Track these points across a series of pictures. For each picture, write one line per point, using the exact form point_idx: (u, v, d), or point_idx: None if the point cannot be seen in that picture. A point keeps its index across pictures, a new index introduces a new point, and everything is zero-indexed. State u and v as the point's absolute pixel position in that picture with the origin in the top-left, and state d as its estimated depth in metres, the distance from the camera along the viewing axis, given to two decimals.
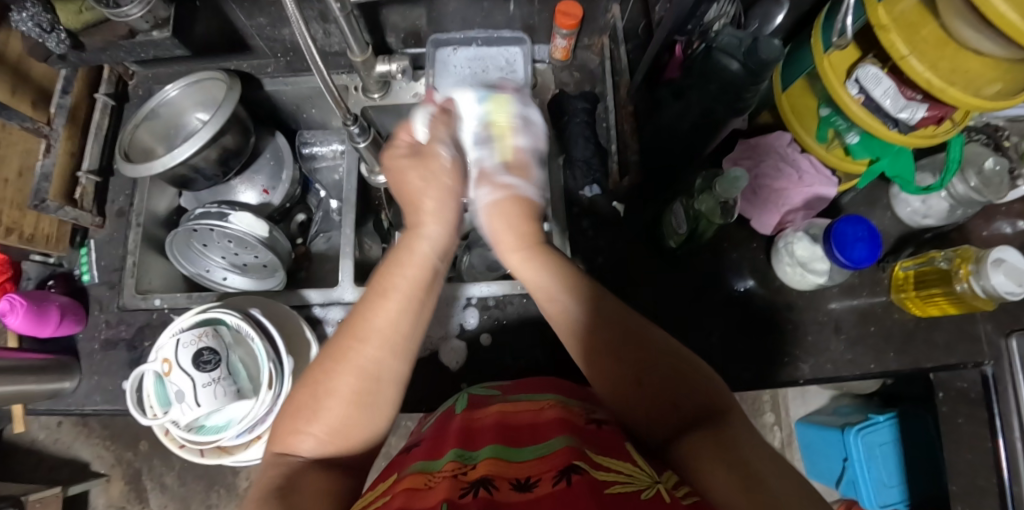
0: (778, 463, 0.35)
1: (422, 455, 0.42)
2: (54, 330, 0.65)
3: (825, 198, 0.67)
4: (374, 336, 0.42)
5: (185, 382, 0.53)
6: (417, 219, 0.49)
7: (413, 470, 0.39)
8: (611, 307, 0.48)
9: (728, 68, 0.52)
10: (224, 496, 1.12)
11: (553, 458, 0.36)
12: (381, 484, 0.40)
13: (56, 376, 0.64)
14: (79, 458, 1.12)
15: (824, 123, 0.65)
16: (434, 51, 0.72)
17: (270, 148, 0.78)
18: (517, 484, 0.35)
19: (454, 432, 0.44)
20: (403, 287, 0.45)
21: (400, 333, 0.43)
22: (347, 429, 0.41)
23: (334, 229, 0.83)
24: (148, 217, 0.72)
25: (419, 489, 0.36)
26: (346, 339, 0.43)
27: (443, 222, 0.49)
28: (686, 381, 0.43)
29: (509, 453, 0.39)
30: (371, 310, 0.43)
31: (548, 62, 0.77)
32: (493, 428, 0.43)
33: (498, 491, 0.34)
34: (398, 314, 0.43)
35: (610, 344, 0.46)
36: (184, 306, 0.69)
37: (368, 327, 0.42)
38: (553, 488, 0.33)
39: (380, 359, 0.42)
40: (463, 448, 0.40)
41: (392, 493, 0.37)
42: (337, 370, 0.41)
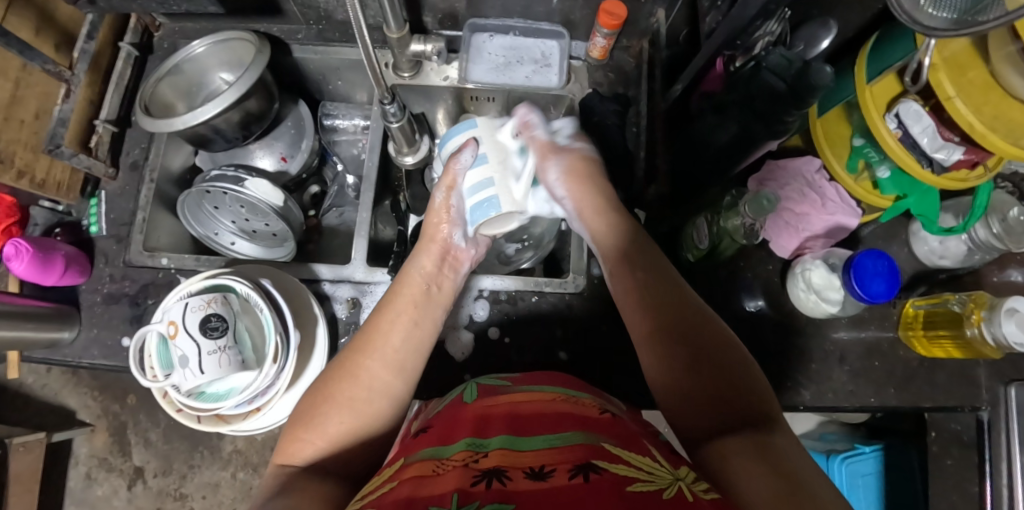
0: (832, 493, 0.33)
1: (432, 439, 0.41)
2: (58, 280, 0.64)
3: (847, 228, 0.67)
4: (375, 350, 0.47)
5: (190, 347, 0.52)
6: (417, 250, 0.55)
7: (421, 456, 0.39)
8: (668, 282, 0.49)
9: (775, 88, 0.50)
10: (207, 459, 1.12)
11: (569, 452, 0.36)
12: (388, 469, 0.39)
13: (56, 325, 0.64)
14: (66, 405, 1.12)
15: (856, 153, 0.65)
16: (471, 35, 0.71)
17: (292, 116, 0.76)
18: (530, 473, 0.35)
19: (469, 418, 0.43)
20: (404, 311, 0.50)
21: (394, 349, 0.47)
22: (343, 437, 0.43)
23: (349, 205, 0.82)
24: (162, 173, 0.70)
25: (425, 476, 0.36)
26: (347, 354, 0.47)
27: (433, 253, 0.54)
28: (741, 383, 0.42)
29: (521, 441, 0.38)
30: (373, 326, 0.49)
31: (584, 59, 0.74)
32: (505, 414, 0.43)
33: (511, 482, 0.34)
34: (393, 332, 0.48)
35: (673, 318, 0.46)
36: (192, 268, 0.67)
37: (369, 344, 0.47)
38: (569, 481, 0.33)
39: (377, 373, 0.46)
40: (475, 437, 0.40)
41: (399, 480, 0.36)
42: (337, 381, 0.45)
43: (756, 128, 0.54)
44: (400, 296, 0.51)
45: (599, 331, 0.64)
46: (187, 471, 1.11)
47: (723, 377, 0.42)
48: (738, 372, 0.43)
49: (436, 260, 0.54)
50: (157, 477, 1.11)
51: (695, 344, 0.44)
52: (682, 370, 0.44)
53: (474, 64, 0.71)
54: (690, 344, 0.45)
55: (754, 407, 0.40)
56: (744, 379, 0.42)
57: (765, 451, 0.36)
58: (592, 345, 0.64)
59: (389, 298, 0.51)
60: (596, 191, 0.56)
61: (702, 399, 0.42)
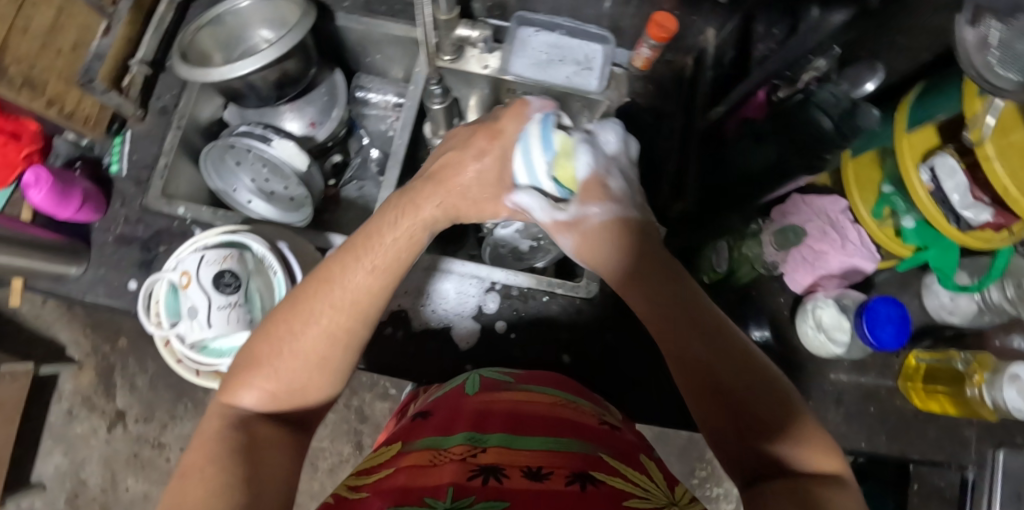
0: None
1: (432, 429, 0.40)
2: (72, 214, 0.64)
3: (862, 271, 0.68)
4: (332, 296, 0.40)
5: (201, 299, 0.51)
6: (415, 196, 0.46)
7: (419, 445, 0.38)
8: (669, 281, 0.42)
9: (820, 125, 0.49)
10: (190, 411, 1.11)
11: (568, 458, 0.36)
12: (384, 452, 0.38)
13: (65, 259, 0.64)
14: (57, 340, 1.12)
15: (883, 199, 0.64)
16: (517, 28, 0.70)
17: (327, 83, 0.75)
18: (528, 472, 0.34)
19: (471, 409, 0.41)
20: (381, 257, 0.42)
21: (365, 301, 0.41)
22: (288, 389, 0.40)
23: (369, 180, 0.81)
24: (189, 122, 0.70)
25: (422, 466, 0.35)
26: (309, 289, 0.41)
27: (439, 206, 0.46)
28: (762, 404, 0.36)
29: (522, 441, 0.37)
30: (340, 269, 0.41)
31: (625, 68, 0.71)
32: (507, 411, 0.41)
33: (508, 480, 0.33)
34: (363, 278, 0.41)
35: (672, 327, 0.41)
36: (208, 221, 0.67)
37: (331, 288, 0.41)
38: (566, 487, 0.32)
39: (339, 324, 0.40)
40: (474, 431, 0.38)
41: (396, 467, 0.35)
42: (289, 322, 0.40)
43: (791, 160, 0.53)
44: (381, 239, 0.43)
45: (604, 339, 0.64)
46: (169, 421, 1.11)
47: (749, 412, 0.36)
48: (773, 399, 0.37)
49: (440, 211, 0.46)
50: (138, 422, 1.11)
51: (704, 363, 0.39)
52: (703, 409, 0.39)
53: (517, 58, 0.70)
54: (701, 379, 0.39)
55: (782, 441, 0.35)
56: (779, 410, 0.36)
57: (800, 495, 0.31)
58: (596, 353, 0.64)
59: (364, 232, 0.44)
60: (614, 252, 0.46)
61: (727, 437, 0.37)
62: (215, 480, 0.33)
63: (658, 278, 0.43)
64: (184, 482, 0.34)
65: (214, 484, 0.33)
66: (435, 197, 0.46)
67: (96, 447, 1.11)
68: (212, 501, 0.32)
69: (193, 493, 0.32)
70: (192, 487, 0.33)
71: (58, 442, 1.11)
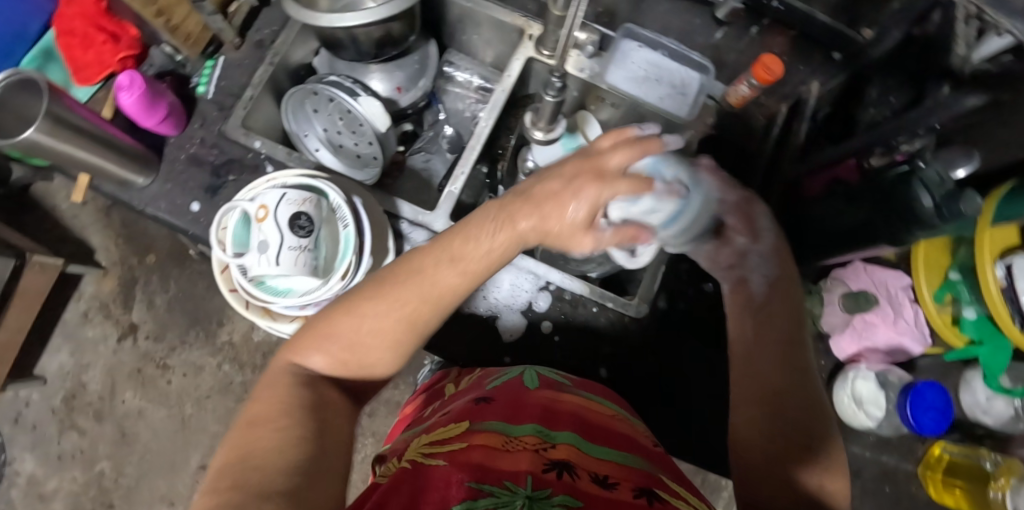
0: None
1: (499, 413, 0.41)
2: (154, 125, 0.64)
3: (908, 352, 0.68)
4: (415, 284, 0.41)
5: (274, 236, 0.51)
6: (521, 208, 0.43)
7: (489, 426, 0.38)
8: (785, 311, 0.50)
9: (919, 203, 0.47)
10: (200, 340, 1.12)
11: (631, 472, 0.36)
12: (454, 427, 0.39)
13: (136, 168, 0.64)
14: (88, 243, 1.13)
15: (948, 285, 0.65)
16: (621, 39, 0.70)
17: (421, 52, 0.75)
18: (595, 478, 0.34)
19: (537, 405, 0.42)
20: (466, 257, 0.42)
21: (439, 296, 0.42)
22: (346, 357, 0.42)
23: (437, 155, 0.81)
24: (282, 60, 0.70)
25: (496, 449, 0.35)
26: (394, 272, 0.42)
27: (538, 212, 0.43)
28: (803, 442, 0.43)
29: (589, 446, 0.38)
30: (423, 261, 0.42)
31: (717, 102, 0.70)
32: (572, 414, 0.42)
33: (579, 479, 0.33)
34: (448, 274, 0.42)
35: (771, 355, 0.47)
36: (280, 160, 0.67)
37: (415, 276, 0.41)
38: (633, 499, 0.32)
39: (410, 311, 0.41)
40: (544, 426, 0.39)
41: (469, 443, 0.36)
42: (369, 297, 0.41)
43: (882, 223, 0.52)
44: (470, 236, 0.42)
45: (645, 362, 0.63)
46: (177, 345, 1.12)
47: (793, 442, 0.42)
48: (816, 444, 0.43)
49: (541, 212, 0.43)
50: (149, 339, 1.12)
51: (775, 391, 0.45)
52: (757, 432, 0.44)
53: (614, 69, 0.69)
54: (776, 409, 0.44)
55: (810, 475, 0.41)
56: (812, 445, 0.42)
57: None
58: (635, 375, 0.63)
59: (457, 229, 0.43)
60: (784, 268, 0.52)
61: (764, 462, 0.43)
62: (288, 433, 0.35)
63: (782, 309, 0.50)
64: (254, 430, 0.35)
65: (287, 437, 0.34)
66: (533, 215, 0.43)
67: (103, 354, 1.12)
68: (283, 452, 0.33)
69: (265, 443, 0.34)
70: (266, 436, 0.34)
71: (67, 341, 1.12)
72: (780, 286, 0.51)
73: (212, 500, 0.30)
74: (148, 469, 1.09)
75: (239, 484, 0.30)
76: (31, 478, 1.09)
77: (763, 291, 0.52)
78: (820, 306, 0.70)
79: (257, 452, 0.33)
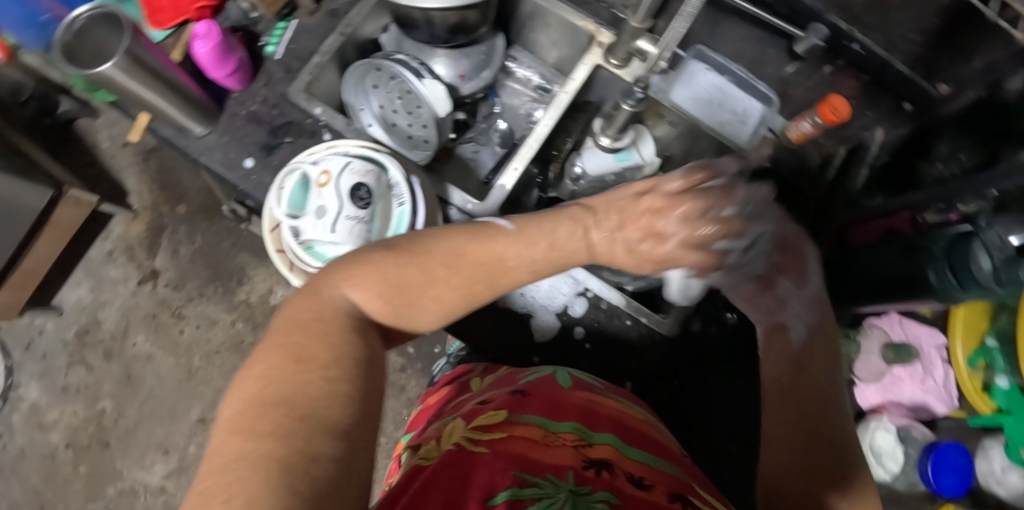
0: None
1: (537, 408, 0.41)
2: (222, 77, 0.65)
3: (931, 410, 0.68)
4: (487, 251, 0.40)
5: (333, 203, 0.52)
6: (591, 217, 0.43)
7: (529, 419, 0.39)
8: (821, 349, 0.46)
9: (981, 265, 0.48)
10: (217, 295, 1.12)
11: (666, 477, 0.35)
12: (491, 416, 0.39)
13: (197, 116, 0.65)
14: (122, 184, 1.14)
15: (983, 351, 0.65)
16: (690, 60, 0.69)
17: (488, 44, 0.76)
18: (633, 478, 0.34)
19: (576, 405, 0.42)
20: (535, 240, 0.42)
21: (504, 270, 0.41)
22: (394, 304, 0.39)
23: (486, 147, 0.81)
24: (353, 32, 0.71)
25: (537, 441, 0.35)
26: (469, 234, 0.41)
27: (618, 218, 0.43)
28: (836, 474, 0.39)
29: (627, 449, 0.37)
30: (499, 233, 0.42)
31: (776, 135, 0.68)
32: (609, 417, 0.42)
33: (618, 478, 0.33)
34: (518, 249, 0.41)
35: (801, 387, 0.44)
36: (339, 130, 0.67)
37: (486, 242, 0.41)
38: (670, 502, 0.32)
39: (476, 276, 0.40)
40: (583, 425, 0.39)
41: (510, 433, 0.36)
42: (443, 245, 0.40)
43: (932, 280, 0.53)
44: (555, 238, 0.43)
45: (669, 382, 0.63)
46: (195, 297, 1.12)
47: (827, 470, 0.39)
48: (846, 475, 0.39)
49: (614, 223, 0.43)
50: (168, 287, 1.13)
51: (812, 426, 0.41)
52: (787, 467, 0.40)
53: (679, 88, 0.69)
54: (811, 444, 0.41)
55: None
56: (846, 483, 0.39)
57: None
58: (658, 392, 0.63)
59: (540, 223, 0.43)
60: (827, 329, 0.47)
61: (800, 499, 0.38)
62: (335, 388, 0.32)
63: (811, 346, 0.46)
64: (297, 370, 0.31)
65: (333, 392, 0.31)
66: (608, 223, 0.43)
67: (121, 295, 1.13)
68: (329, 406, 0.31)
69: (310, 392, 0.31)
70: (312, 383, 0.31)
71: (89, 277, 1.13)
72: (820, 337, 0.46)
73: (249, 442, 0.27)
74: (148, 415, 1.09)
75: (282, 433, 0.28)
76: (33, 405, 1.10)
77: (803, 340, 0.47)
78: (857, 354, 0.69)
79: (302, 399, 0.30)
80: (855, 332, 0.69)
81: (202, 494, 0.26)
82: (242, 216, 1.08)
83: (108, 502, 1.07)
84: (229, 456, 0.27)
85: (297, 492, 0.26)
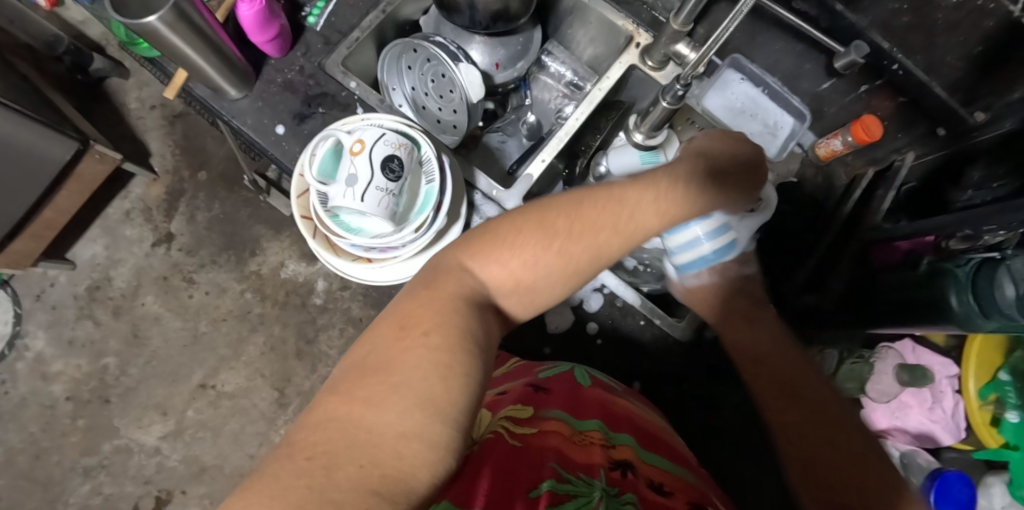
0: None
1: (561, 403, 0.42)
2: (262, 43, 0.66)
3: (937, 442, 0.68)
4: (611, 213, 0.41)
5: (364, 173, 0.52)
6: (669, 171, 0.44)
7: (557, 415, 0.39)
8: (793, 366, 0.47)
9: (1004, 293, 0.46)
10: (229, 263, 1.13)
11: (686, 485, 0.35)
12: (516, 408, 0.40)
13: (234, 79, 0.65)
14: (147, 146, 1.15)
15: (996, 385, 0.65)
16: (727, 68, 0.70)
17: (526, 35, 0.76)
18: (654, 484, 0.34)
19: (596, 403, 0.42)
20: (656, 203, 0.43)
21: (632, 232, 0.42)
22: (516, 287, 0.39)
23: (514, 138, 0.82)
24: (394, 11, 0.71)
25: (570, 437, 0.36)
26: (587, 201, 0.41)
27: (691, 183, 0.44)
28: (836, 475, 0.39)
29: (645, 452, 0.38)
30: (621, 195, 0.42)
31: (805, 151, 0.73)
32: (630, 421, 0.42)
33: (640, 482, 0.33)
34: (638, 212, 0.42)
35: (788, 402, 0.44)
36: (372, 106, 0.68)
37: (612, 206, 0.41)
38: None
39: (603, 238, 0.40)
40: (605, 424, 0.40)
41: (541, 427, 0.37)
42: (564, 216, 0.40)
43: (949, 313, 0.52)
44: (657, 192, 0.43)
45: (678, 385, 0.63)
46: (207, 263, 1.13)
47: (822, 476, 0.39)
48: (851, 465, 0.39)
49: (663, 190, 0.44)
50: (182, 251, 1.13)
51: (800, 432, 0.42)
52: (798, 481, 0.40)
53: (712, 95, 0.70)
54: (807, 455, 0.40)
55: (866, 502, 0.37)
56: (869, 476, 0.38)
57: None
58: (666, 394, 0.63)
59: (632, 188, 0.43)
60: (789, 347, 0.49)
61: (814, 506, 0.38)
62: (436, 356, 0.32)
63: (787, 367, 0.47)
64: (400, 338, 0.33)
65: (435, 361, 0.32)
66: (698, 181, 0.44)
67: (135, 254, 1.14)
68: (426, 377, 0.31)
69: (411, 359, 0.32)
70: (414, 350, 0.32)
71: (105, 234, 1.14)
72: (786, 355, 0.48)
73: (344, 406, 0.30)
74: (150, 375, 1.10)
75: (374, 402, 0.30)
76: (38, 355, 1.11)
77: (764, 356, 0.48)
78: (869, 374, 0.69)
79: (403, 368, 0.31)
80: (869, 353, 0.69)
81: (297, 444, 0.28)
82: (262, 187, 1.08)
83: (102, 458, 1.07)
84: (326, 415, 0.30)
85: (379, 470, 0.27)
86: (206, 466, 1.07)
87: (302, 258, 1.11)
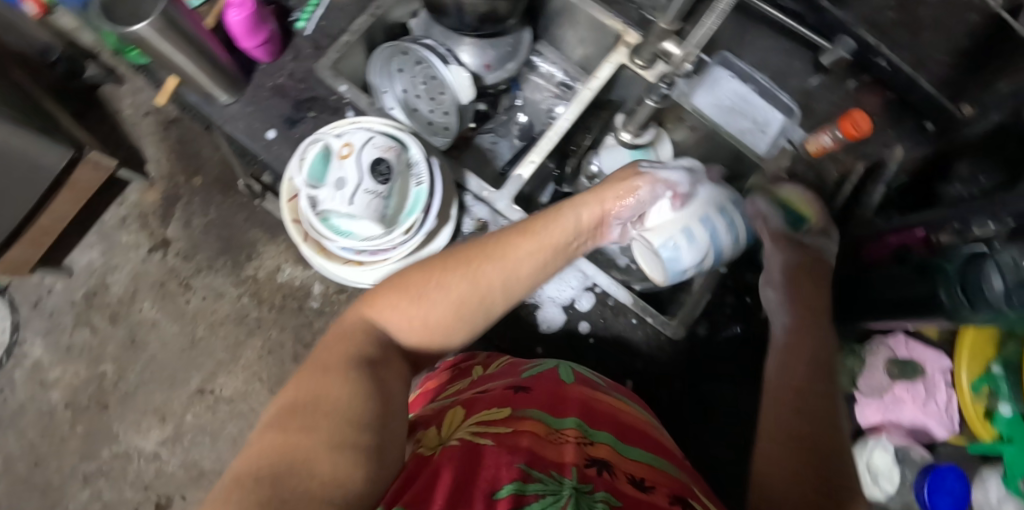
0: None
1: (541, 402, 0.42)
2: (250, 47, 0.67)
3: (931, 435, 0.68)
4: (498, 258, 0.43)
5: (353, 175, 0.53)
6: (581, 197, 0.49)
7: (534, 414, 0.39)
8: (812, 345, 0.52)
9: (991, 286, 0.45)
10: (225, 268, 1.13)
11: (664, 477, 0.36)
12: (495, 411, 0.40)
13: (223, 84, 0.66)
14: (141, 152, 1.15)
15: (988, 377, 0.65)
16: (716, 65, 0.70)
17: (515, 36, 0.76)
18: (631, 479, 0.34)
19: (577, 401, 0.43)
20: (554, 236, 0.46)
21: (523, 274, 0.45)
22: (418, 329, 0.42)
23: (505, 139, 0.83)
24: (383, 14, 0.72)
25: (544, 437, 0.36)
26: (480, 248, 0.44)
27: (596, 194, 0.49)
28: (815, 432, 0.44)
29: (625, 448, 0.38)
30: (511, 239, 0.45)
31: (794, 146, 0.69)
32: (611, 417, 0.42)
33: (617, 479, 0.33)
34: (530, 252, 0.45)
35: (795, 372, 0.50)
36: (362, 109, 0.68)
37: (503, 249, 0.44)
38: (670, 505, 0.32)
39: (494, 280, 0.43)
40: (584, 421, 0.40)
41: (515, 427, 0.37)
42: (457, 263, 0.43)
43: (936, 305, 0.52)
44: (561, 221, 0.47)
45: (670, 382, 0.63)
46: (203, 268, 1.13)
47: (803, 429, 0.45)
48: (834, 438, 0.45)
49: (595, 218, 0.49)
50: (178, 256, 1.14)
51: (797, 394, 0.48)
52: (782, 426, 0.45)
53: (702, 92, 0.69)
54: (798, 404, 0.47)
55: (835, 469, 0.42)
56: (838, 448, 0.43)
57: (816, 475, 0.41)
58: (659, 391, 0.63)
59: (532, 221, 0.47)
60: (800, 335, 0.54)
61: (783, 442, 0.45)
62: (354, 390, 0.35)
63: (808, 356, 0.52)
64: (321, 378, 0.35)
65: (353, 395, 0.34)
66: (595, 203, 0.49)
67: (131, 260, 1.14)
68: (352, 406, 0.34)
69: (331, 398, 0.34)
70: (333, 388, 0.34)
71: (101, 240, 1.14)
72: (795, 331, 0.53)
73: (276, 437, 0.31)
74: (148, 380, 1.10)
75: (307, 428, 0.31)
76: (36, 362, 1.11)
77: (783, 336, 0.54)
78: (861, 368, 0.69)
79: (325, 403, 0.33)
80: (861, 347, 0.69)
81: (238, 475, 0.29)
82: (257, 192, 1.09)
83: (102, 464, 1.08)
84: (260, 448, 0.30)
85: (317, 479, 0.28)
86: (205, 470, 1.07)
87: (298, 262, 1.12)
